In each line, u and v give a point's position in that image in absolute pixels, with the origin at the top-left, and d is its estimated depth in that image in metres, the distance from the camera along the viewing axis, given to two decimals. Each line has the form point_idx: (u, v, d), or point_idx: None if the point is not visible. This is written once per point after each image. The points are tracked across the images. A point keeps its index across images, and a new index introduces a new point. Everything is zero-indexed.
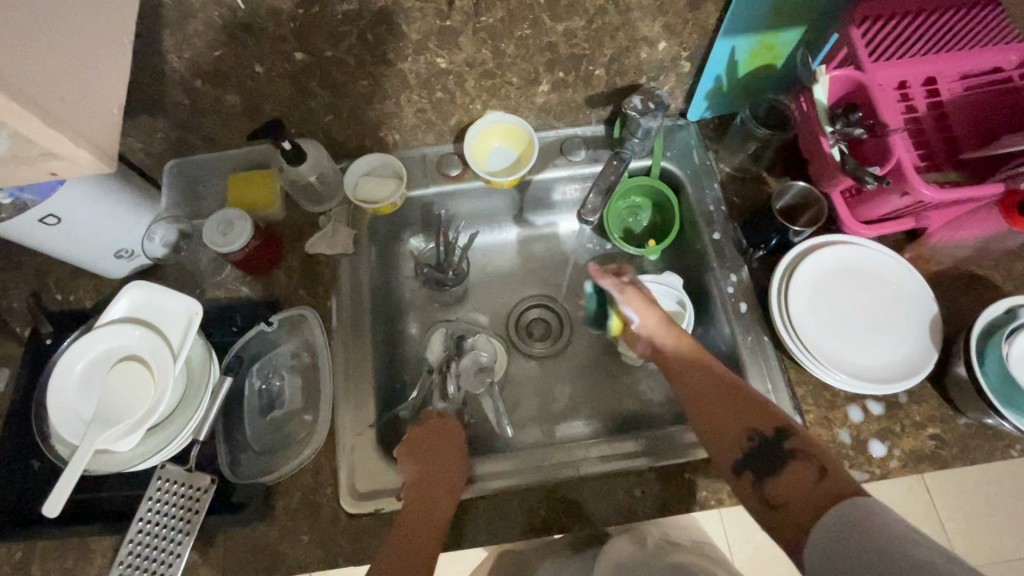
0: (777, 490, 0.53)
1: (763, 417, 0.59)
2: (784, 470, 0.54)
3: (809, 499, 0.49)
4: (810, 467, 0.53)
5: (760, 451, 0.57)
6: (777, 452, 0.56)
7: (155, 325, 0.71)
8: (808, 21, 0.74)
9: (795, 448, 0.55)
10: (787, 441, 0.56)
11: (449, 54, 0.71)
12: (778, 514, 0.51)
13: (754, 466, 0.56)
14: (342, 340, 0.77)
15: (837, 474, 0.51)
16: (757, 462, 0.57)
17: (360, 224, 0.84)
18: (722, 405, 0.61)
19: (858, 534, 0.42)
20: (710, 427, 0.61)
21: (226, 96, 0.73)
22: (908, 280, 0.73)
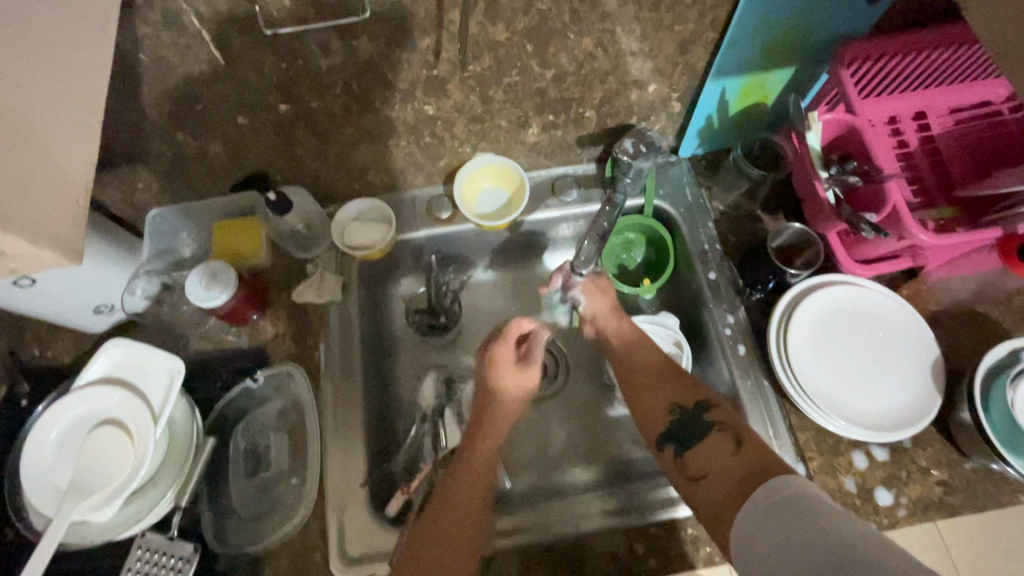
0: (697, 460, 0.58)
1: (690, 395, 0.65)
2: (703, 441, 0.59)
3: (727, 468, 0.54)
4: (726, 436, 0.58)
5: (684, 424, 0.62)
6: (700, 423, 0.61)
7: (135, 385, 0.68)
8: (798, 61, 0.73)
9: (714, 419, 0.61)
10: (708, 413, 0.62)
11: (437, 101, 0.70)
12: (700, 484, 0.56)
13: (674, 440, 0.62)
14: (331, 392, 0.75)
15: (749, 440, 0.56)
16: (679, 436, 0.62)
17: (348, 269, 0.82)
18: (661, 384, 0.67)
19: (782, 514, 0.44)
20: (647, 403, 0.66)
21: (209, 147, 0.70)
22: (908, 322, 0.71)
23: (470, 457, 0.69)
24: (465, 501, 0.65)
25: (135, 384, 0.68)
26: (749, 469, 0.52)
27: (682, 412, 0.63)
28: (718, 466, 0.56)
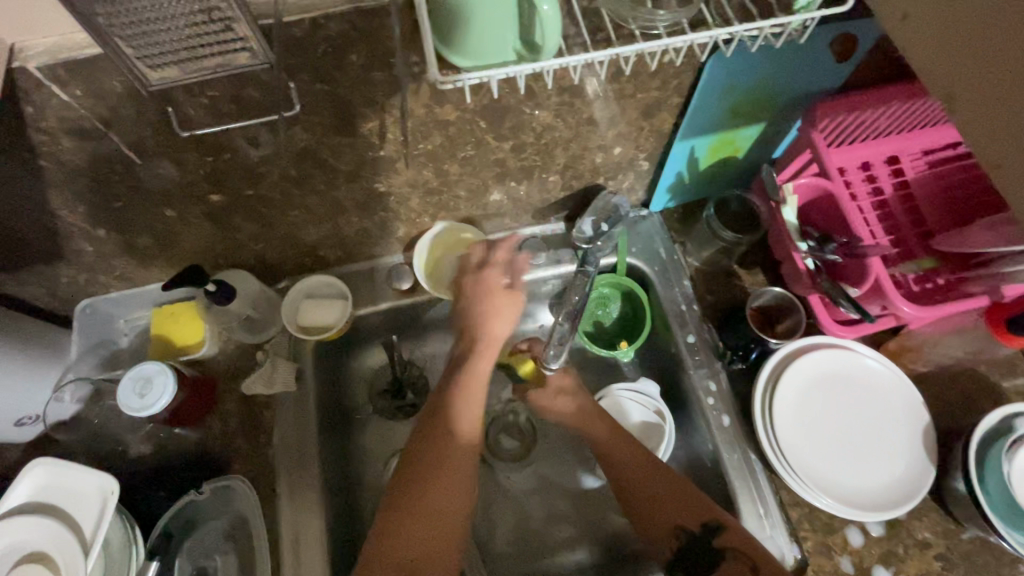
0: None
1: (694, 513, 0.65)
2: (719, 569, 0.62)
3: None
4: (744, 568, 0.61)
5: (692, 549, 0.64)
6: (708, 550, 0.63)
7: (64, 511, 0.61)
8: (766, 118, 0.70)
9: (724, 545, 0.62)
10: (717, 539, 0.63)
11: (388, 179, 0.64)
12: None
13: (686, 567, 0.64)
14: (287, 495, 0.68)
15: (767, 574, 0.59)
16: (690, 561, 0.64)
17: (302, 353, 0.76)
18: (656, 494, 0.67)
19: None
20: (644, 510, 0.67)
21: (136, 240, 0.64)
22: (896, 388, 0.68)
23: (458, 402, 0.61)
24: (453, 464, 0.58)
25: (63, 509, 0.61)
26: None
27: (688, 536, 0.64)
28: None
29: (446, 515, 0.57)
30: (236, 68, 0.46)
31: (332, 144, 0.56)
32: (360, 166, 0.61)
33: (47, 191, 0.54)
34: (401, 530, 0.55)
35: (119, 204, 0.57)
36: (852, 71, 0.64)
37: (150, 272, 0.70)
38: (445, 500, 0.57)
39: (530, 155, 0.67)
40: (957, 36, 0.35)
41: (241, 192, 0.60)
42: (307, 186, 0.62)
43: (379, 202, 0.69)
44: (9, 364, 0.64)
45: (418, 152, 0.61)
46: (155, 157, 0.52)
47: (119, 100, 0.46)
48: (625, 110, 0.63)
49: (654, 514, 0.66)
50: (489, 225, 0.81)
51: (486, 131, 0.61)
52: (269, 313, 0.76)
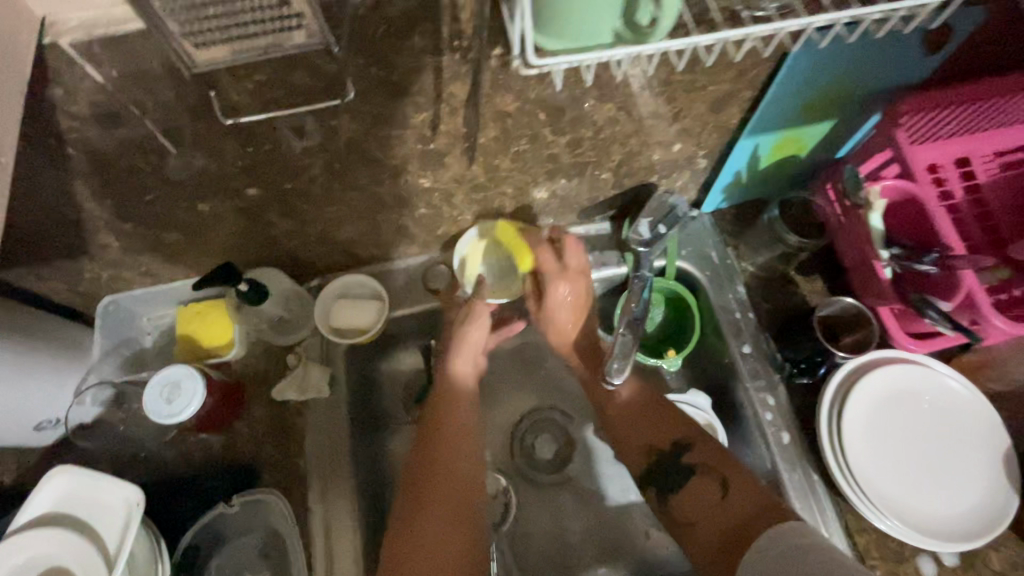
0: (684, 507, 0.60)
1: (671, 428, 0.65)
2: (687, 486, 0.61)
3: (716, 519, 0.56)
4: (713, 483, 0.59)
5: (667, 473, 0.63)
6: (680, 469, 0.63)
7: (86, 523, 0.57)
8: (839, 115, 0.65)
9: (694, 462, 0.62)
10: (687, 456, 0.63)
11: (434, 174, 0.60)
12: (687, 530, 0.58)
13: (656, 482, 0.63)
14: (319, 508, 0.64)
15: (738, 487, 0.57)
16: (660, 478, 0.63)
17: (335, 357, 0.72)
18: (638, 415, 0.67)
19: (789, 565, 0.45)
20: (621, 434, 0.67)
21: (166, 235, 0.60)
22: (974, 408, 0.64)
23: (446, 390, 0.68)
24: (447, 442, 0.62)
25: (85, 521, 0.57)
26: (741, 516, 0.54)
27: (661, 455, 0.64)
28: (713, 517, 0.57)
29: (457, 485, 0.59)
30: (292, 49, 0.41)
31: (381, 136, 0.52)
32: (407, 159, 0.56)
33: (74, 181, 0.49)
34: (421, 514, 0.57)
35: (150, 196, 0.53)
36: (941, 63, 0.59)
37: (177, 268, 0.66)
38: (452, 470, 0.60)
39: (586, 151, 0.62)
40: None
41: (279, 186, 0.56)
42: (349, 180, 0.57)
43: (421, 198, 0.64)
44: (28, 369, 0.60)
45: (470, 146, 0.57)
46: (192, 147, 0.48)
47: (159, 84, 0.41)
48: (693, 103, 0.58)
49: (634, 435, 0.66)
50: (532, 224, 0.77)
51: (544, 124, 0.56)
52: (300, 314, 0.72)
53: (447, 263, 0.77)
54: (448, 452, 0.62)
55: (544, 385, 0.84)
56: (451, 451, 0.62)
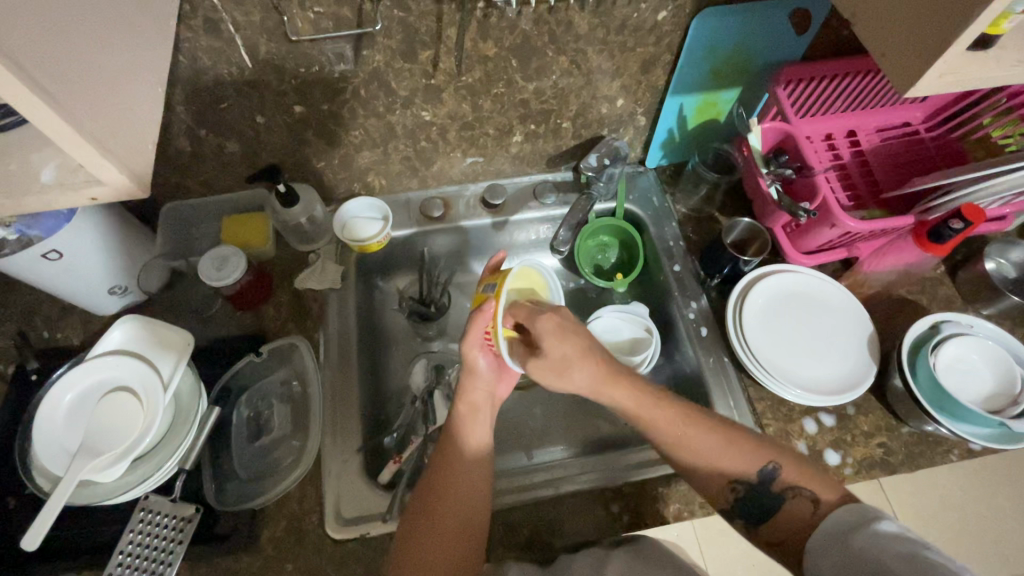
0: (774, 529, 0.60)
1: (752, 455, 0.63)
2: (780, 510, 0.60)
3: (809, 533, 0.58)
4: (802, 500, 0.59)
5: (753, 500, 0.62)
6: (767, 496, 0.61)
7: (147, 358, 0.73)
8: (742, 83, 0.86)
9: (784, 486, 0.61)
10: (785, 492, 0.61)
11: (434, 108, 0.80)
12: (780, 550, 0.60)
13: (748, 512, 0.62)
14: (330, 370, 0.80)
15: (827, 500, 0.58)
16: (751, 507, 0.62)
17: (347, 260, 0.89)
18: (710, 435, 0.63)
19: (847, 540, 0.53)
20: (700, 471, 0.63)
21: (227, 144, 0.78)
22: (846, 305, 0.82)
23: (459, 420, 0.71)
24: (455, 472, 0.67)
25: (147, 356, 0.73)
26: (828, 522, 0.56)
27: (744, 488, 0.62)
28: (802, 537, 0.58)
29: (469, 503, 0.65)
30: None
31: (396, 68, 0.72)
32: (414, 92, 0.77)
33: (175, 87, 0.69)
34: (426, 530, 0.63)
35: (224, 105, 0.72)
36: (808, 44, 0.81)
37: (229, 180, 0.85)
38: (464, 488, 0.66)
39: (549, 99, 0.83)
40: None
41: (318, 107, 0.76)
42: (370, 107, 0.77)
43: (423, 131, 0.84)
44: (118, 239, 0.76)
45: (461, 84, 0.77)
46: (263, 64, 0.68)
47: (252, 8, 0.61)
48: (627, 62, 0.79)
49: (710, 468, 0.63)
50: (510, 169, 0.97)
51: (516, 70, 0.77)
52: (321, 227, 0.90)
53: (441, 197, 0.96)
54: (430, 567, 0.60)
55: None
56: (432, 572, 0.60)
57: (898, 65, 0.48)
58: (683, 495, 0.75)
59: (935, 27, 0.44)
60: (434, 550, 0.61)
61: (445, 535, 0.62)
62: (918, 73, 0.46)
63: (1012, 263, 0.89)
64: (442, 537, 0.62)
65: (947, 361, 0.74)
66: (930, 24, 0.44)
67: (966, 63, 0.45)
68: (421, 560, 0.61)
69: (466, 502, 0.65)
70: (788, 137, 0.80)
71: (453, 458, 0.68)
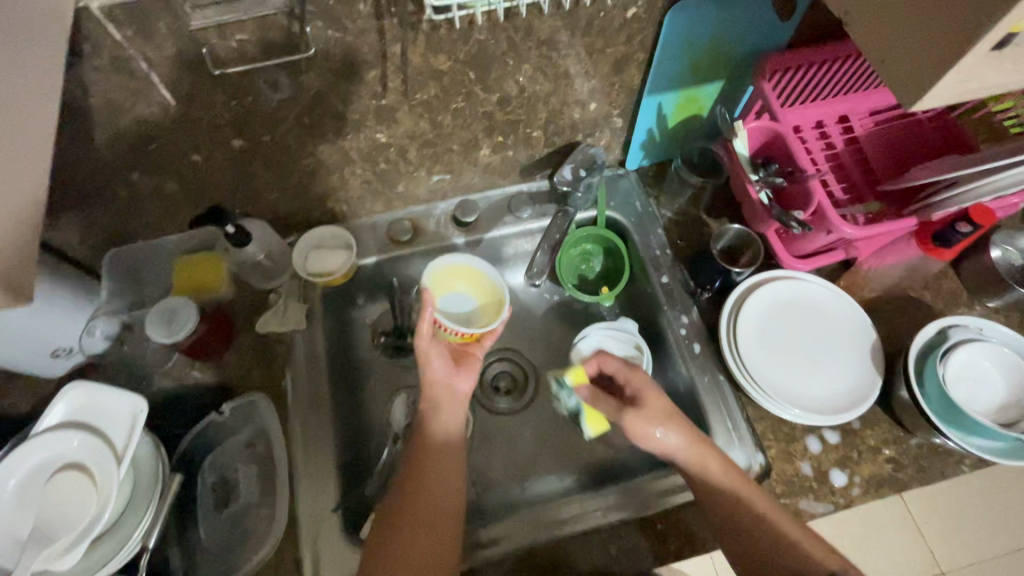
0: None
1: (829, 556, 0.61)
2: None
3: None
4: None
5: None
6: None
7: (98, 429, 0.67)
8: (724, 75, 0.79)
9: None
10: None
11: (389, 129, 0.73)
12: None
13: None
14: (300, 420, 0.75)
15: None
16: None
17: (312, 296, 0.83)
18: (789, 532, 0.62)
19: None
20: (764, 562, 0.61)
21: (164, 185, 0.71)
22: (848, 311, 0.77)
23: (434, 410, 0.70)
24: (432, 470, 0.65)
25: (99, 426, 0.67)
26: None
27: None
28: None
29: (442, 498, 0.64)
30: (264, 10, 0.54)
31: (341, 91, 0.65)
32: (364, 114, 0.69)
33: (92, 133, 0.61)
34: (397, 537, 0.61)
35: (153, 147, 0.65)
36: (795, 29, 0.73)
37: (174, 220, 0.78)
38: (438, 485, 0.64)
39: (515, 109, 0.75)
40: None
41: (260, 139, 0.68)
42: (318, 134, 0.70)
43: (381, 153, 0.77)
44: (50, 302, 0.70)
45: (417, 102, 0.70)
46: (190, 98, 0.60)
47: (163, 41, 0.53)
48: (598, 64, 0.72)
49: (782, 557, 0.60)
50: (481, 183, 0.90)
51: (474, 82, 0.69)
52: (281, 262, 0.83)
53: (409, 218, 0.89)
54: (426, 517, 0.62)
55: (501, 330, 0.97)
56: (429, 520, 0.62)
57: (902, 71, 0.41)
58: (683, 530, 0.70)
59: (950, 31, 0.37)
60: (429, 499, 0.63)
61: (440, 486, 0.64)
62: (929, 86, 0.40)
63: (1019, 251, 0.84)
64: (437, 487, 0.64)
65: (957, 370, 0.70)
66: (941, 27, 0.38)
67: (984, 70, 0.39)
68: (413, 509, 0.62)
69: (441, 500, 0.63)
70: (777, 136, 0.73)
71: (437, 415, 0.69)
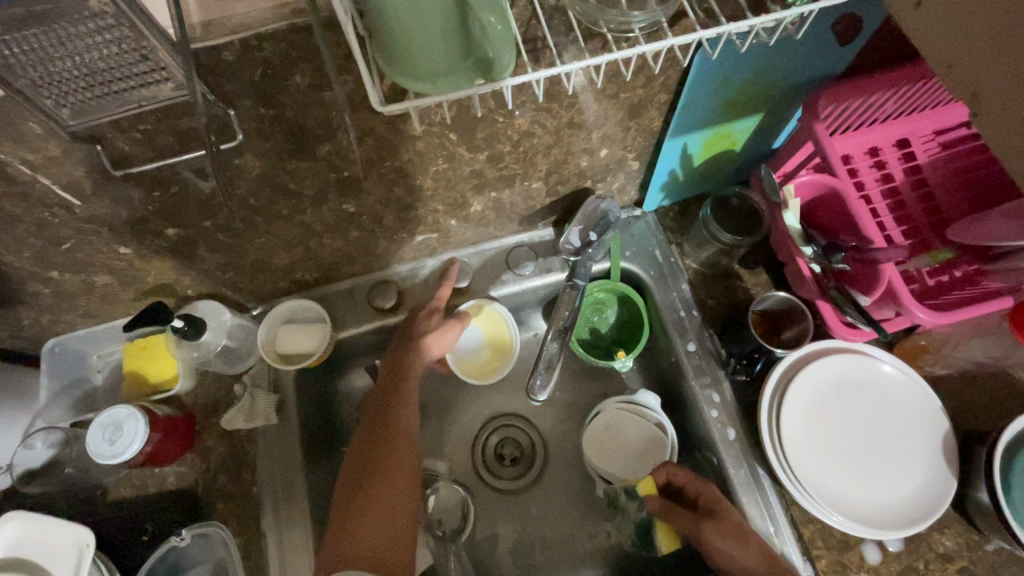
0: None
1: None
2: None
3: None
4: None
5: None
6: None
7: (39, 568, 0.57)
8: (763, 109, 0.65)
9: None
10: None
11: (357, 199, 0.60)
12: None
13: None
14: (275, 534, 0.66)
15: None
16: None
17: (284, 381, 0.72)
18: None
19: None
20: None
21: (95, 278, 0.60)
22: (909, 392, 0.65)
23: (393, 421, 0.63)
24: (388, 476, 0.59)
25: (38, 564, 0.57)
26: None
27: None
28: None
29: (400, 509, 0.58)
30: (163, 100, 0.43)
31: (290, 169, 0.53)
32: (324, 188, 0.57)
33: None
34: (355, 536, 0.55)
35: (69, 244, 0.54)
36: (856, 54, 0.59)
37: (116, 308, 0.67)
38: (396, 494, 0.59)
39: (509, 164, 0.62)
40: (971, 33, 0.31)
41: (199, 225, 0.56)
42: (270, 212, 0.58)
43: (352, 222, 0.64)
44: None
45: (388, 168, 0.57)
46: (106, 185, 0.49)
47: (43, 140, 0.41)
48: (609, 110, 0.58)
49: None
50: (474, 237, 0.77)
51: (456, 142, 0.56)
52: (246, 343, 0.72)
53: (393, 280, 0.77)
54: (383, 515, 0.57)
55: (501, 393, 0.85)
56: (386, 512, 0.57)
57: None
58: None
59: None
60: (384, 494, 0.58)
61: (395, 480, 0.59)
62: None
63: None
64: (394, 480, 0.59)
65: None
66: None
67: None
68: (365, 506, 0.57)
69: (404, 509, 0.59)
70: (833, 191, 0.63)
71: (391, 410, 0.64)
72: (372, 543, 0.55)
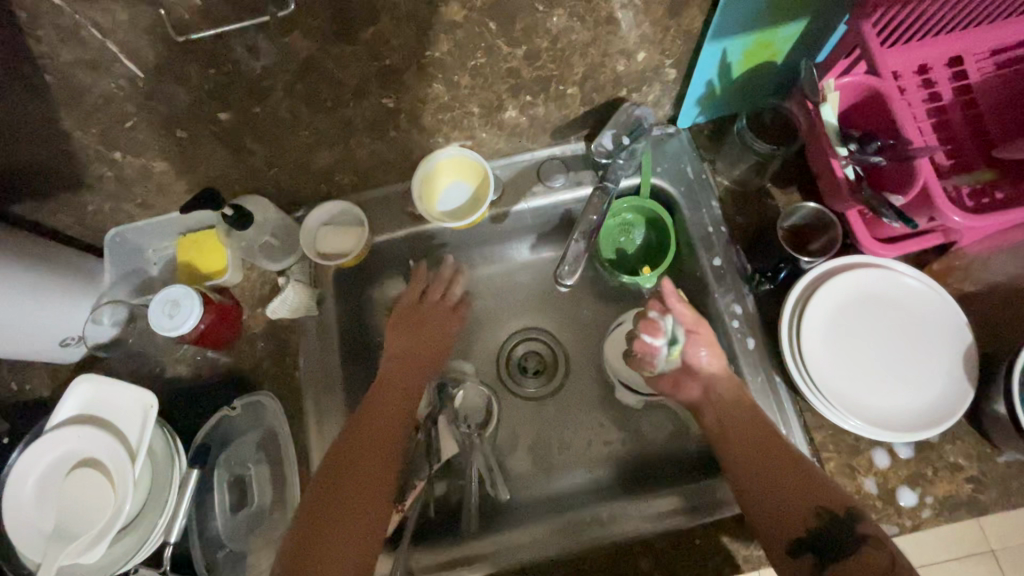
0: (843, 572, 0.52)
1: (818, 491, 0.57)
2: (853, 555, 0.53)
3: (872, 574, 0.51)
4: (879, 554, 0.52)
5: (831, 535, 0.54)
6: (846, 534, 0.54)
7: (109, 423, 0.64)
8: (809, 14, 0.63)
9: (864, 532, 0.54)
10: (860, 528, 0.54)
11: (396, 94, 0.63)
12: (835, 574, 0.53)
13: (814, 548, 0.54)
14: (316, 412, 0.72)
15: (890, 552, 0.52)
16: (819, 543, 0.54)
17: (325, 278, 0.76)
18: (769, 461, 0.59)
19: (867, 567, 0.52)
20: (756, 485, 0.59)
21: (154, 163, 0.65)
22: (934, 304, 0.65)
23: (367, 409, 0.67)
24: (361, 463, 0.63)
25: (109, 421, 0.64)
26: None
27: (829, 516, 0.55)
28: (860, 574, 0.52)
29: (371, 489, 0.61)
30: None
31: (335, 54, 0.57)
32: (366, 79, 0.60)
33: None
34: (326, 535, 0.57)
35: None
36: None
37: (170, 200, 0.71)
38: (368, 479, 0.62)
39: (546, 63, 0.63)
40: None
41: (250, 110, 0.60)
42: (317, 102, 0.61)
43: (389, 121, 0.66)
44: (53, 286, 0.66)
45: (428, 60, 0.60)
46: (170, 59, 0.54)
47: None
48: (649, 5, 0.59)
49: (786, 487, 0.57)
50: (508, 147, 0.78)
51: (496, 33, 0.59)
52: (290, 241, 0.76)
53: None
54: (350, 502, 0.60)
55: (528, 307, 0.88)
56: (357, 499, 0.60)
57: None
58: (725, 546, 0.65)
59: None
60: (354, 501, 0.60)
61: (366, 472, 0.62)
62: None
63: None
64: (368, 469, 0.63)
65: None
66: None
67: None
68: (337, 514, 0.59)
69: (378, 487, 0.62)
70: (876, 94, 0.62)
71: (370, 408, 0.67)
72: (352, 543, 0.58)
